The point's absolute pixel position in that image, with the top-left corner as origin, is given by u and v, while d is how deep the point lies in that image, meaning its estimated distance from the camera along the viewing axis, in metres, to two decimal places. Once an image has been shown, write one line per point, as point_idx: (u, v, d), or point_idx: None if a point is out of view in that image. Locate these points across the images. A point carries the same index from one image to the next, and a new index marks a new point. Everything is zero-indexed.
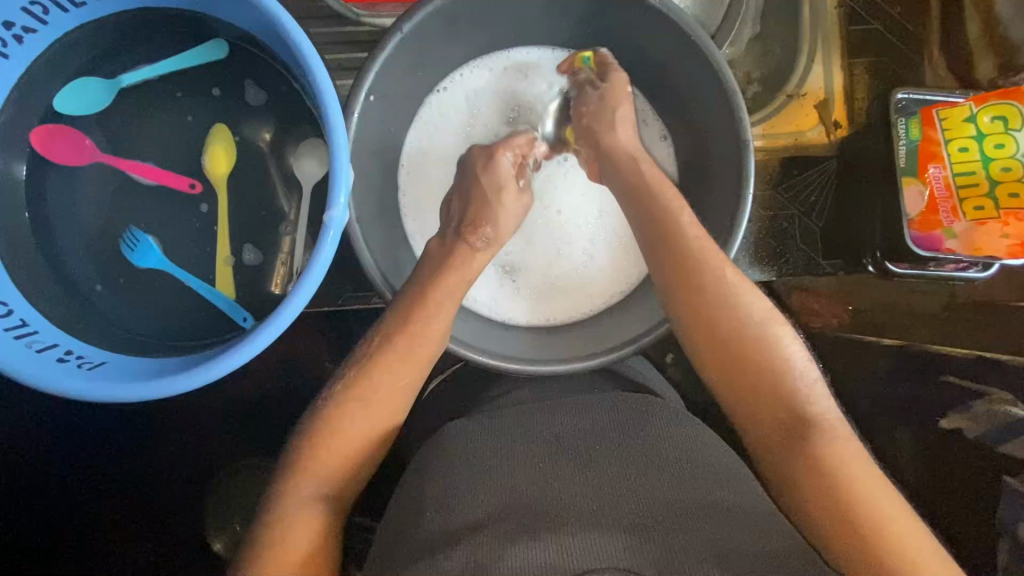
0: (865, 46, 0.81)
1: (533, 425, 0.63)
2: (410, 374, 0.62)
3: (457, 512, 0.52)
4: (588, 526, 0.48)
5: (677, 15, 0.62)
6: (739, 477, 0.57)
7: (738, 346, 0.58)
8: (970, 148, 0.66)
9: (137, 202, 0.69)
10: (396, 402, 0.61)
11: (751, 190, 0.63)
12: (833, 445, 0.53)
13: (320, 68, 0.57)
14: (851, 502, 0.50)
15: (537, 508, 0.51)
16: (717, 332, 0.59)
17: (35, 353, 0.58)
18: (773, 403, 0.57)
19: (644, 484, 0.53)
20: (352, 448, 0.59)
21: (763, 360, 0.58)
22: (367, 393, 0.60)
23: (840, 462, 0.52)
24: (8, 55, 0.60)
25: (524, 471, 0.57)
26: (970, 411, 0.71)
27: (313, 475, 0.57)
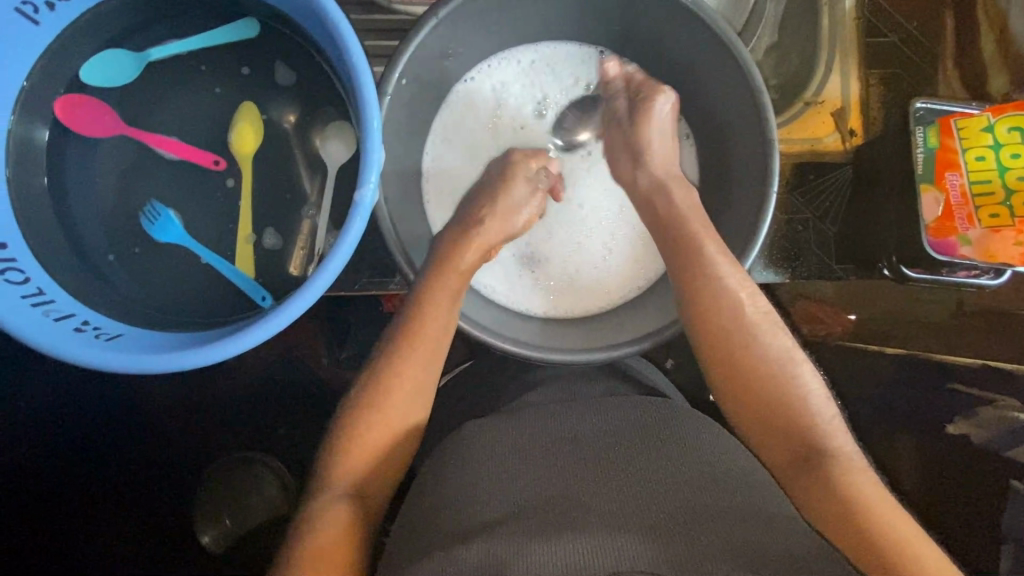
0: (882, 57, 0.83)
1: (553, 425, 0.63)
2: (427, 364, 0.62)
3: (476, 508, 0.53)
4: (610, 530, 0.48)
5: (707, 15, 0.63)
6: (762, 486, 0.55)
7: (757, 373, 0.60)
8: (987, 157, 0.69)
9: (159, 175, 0.69)
10: (417, 391, 0.61)
11: (774, 187, 0.64)
12: (845, 470, 0.55)
13: (356, 47, 0.57)
14: (865, 523, 0.50)
15: (558, 508, 0.51)
16: (738, 359, 0.61)
17: (52, 322, 0.57)
18: (787, 427, 0.59)
19: (666, 490, 0.53)
20: (382, 441, 0.59)
21: (786, 391, 0.59)
22: (397, 385, 0.60)
23: (853, 485, 0.54)
24: (38, 22, 0.60)
25: (544, 475, 0.56)
26: (977, 417, 0.77)
27: (347, 472, 0.57)
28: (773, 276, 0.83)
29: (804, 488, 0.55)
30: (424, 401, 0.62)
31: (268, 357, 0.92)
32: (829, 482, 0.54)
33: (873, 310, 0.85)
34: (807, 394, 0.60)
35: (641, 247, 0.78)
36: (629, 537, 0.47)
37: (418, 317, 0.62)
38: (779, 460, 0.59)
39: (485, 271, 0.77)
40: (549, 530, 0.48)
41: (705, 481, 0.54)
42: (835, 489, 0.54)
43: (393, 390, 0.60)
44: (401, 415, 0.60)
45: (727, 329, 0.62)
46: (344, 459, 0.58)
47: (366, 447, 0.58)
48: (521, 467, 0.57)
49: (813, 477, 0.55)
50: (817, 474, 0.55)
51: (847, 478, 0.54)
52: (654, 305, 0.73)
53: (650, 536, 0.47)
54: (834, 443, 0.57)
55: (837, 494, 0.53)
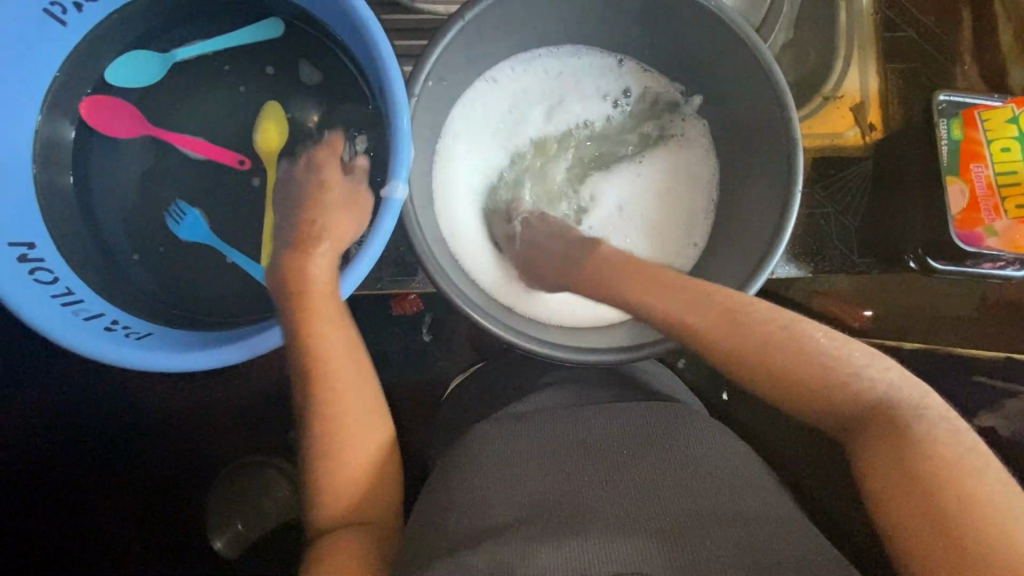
0: (901, 52, 0.83)
1: (561, 427, 0.63)
2: (359, 379, 0.59)
3: (493, 512, 0.54)
4: (613, 532, 0.50)
5: (728, 16, 0.64)
6: (764, 489, 0.56)
7: (781, 356, 0.55)
8: (1012, 148, 0.70)
9: (182, 174, 0.69)
10: (364, 412, 0.58)
11: (799, 186, 0.65)
12: (903, 431, 0.50)
13: (386, 48, 0.58)
14: (938, 491, 0.46)
15: (563, 509, 0.53)
16: (755, 345, 0.56)
17: (82, 321, 0.57)
18: (826, 399, 0.54)
19: (677, 493, 0.54)
20: (358, 454, 0.57)
21: (814, 364, 0.54)
22: (343, 416, 0.57)
23: (920, 446, 0.49)
24: (65, 22, 0.60)
25: (547, 480, 0.56)
26: (1004, 410, 0.75)
27: (334, 501, 0.56)
28: (796, 270, 0.82)
29: (867, 462, 0.51)
30: (379, 415, 0.60)
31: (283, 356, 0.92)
32: (892, 452, 0.49)
33: (894, 305, 0.86)
34: (836, 354, 0.55)
35: (658, 247, 0.79)
36: (633, 540, 0.49)
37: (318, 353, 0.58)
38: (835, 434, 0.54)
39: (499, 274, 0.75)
40: (555, 531, 0.50)
41: (718, 481, 0.55)
42: (901, 457, 0.49)
43: (340, 421, 0.57)
44: (358, 435, 0.58)
45: (721, 333, 0.56)
46: (326, 498, 0.56)
47: (342, 468, 0.57)
48: (526, 472, 0.58)
49: (873, 448, 0.51)
50: (879, 442, 0.51)
51: (912, 437, 0.50)
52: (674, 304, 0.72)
53: (656, 541, 0.49)
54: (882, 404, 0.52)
55: (905, 464, 0.48)
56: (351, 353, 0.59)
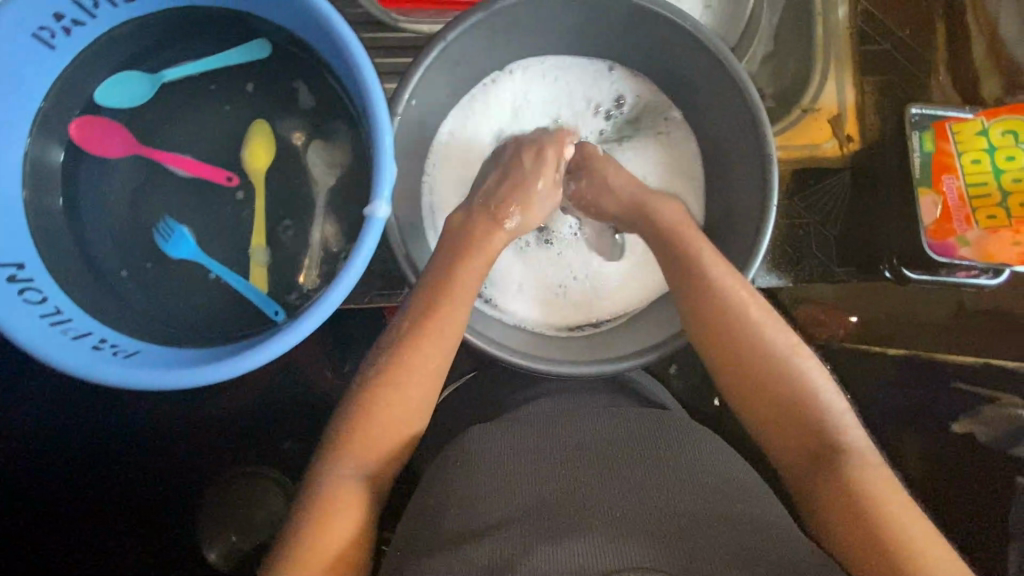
0: (875, 64, 0.85)
1: (555, 432, 0.63)
2: (434, 378, 0.63)
3: (479, 513, 0.53)
4: (607, 528, 0.49)
5: (701, 33, 0.65)
6: (756, 495, 0.57)
7: (761, 372, 0.61)
8: (982, 160, 0.71)
9: (170, 192, 0.70)
10: (420, 400, 0.62)
11: (773, 202, 0.66)
12: (860, 467, 0.55)
13: (368, 67, 0.59)
14: (876, 522, 0.51)
15: (558, 506, 0.53)
16: (739, 360, 0.62)
17: (71, 340, 0.58)
18: (797, 424, 0.59)
19: (666, 492, 0.54)
20: (390, 437, 0.61)
21: (789, 386, 0.60)
22: (403, 392, 0.61)
23: (873, 486, 0.54)
24: (54, 47, 0.61)
25: (543, 479, 0.57)
26: (982, 415, 0.74)
27: (357, 466, 0.58)
28: (775, 279, 0.84)
29: (819, 487, 0.56)
30: (422, 412, 0.63)
31: (276, 369, 0.93)
32: (844, 482, 0.55)
33: (877, 310, 0.90)
34: (819, 389, 0.60)
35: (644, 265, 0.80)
36: (630, 538, 0.49)
37: (413, 335, 0.62)
38: (792, 458, 0.59)
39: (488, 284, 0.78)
40: (554, 529, 0.50)
41: (704, 483, 0.56)
42: (854, 490, 0.54)
43: (397, 395, 0.61)
44: (406, 413, 0.61)
45: (743, 333, 0.62)
46: (353, 455, 0.59)
47: (372, 440, 0.60)
48: (521, 471, 0.58)
49: (826, 476, 0.56)
50: (833, 473, 0.56)
51: (863, 473, 0.55)
52: (655, 316, 0.74)
53: (653, 536, 0.49)
54: (851, 443, 0.57)
55: (853, 494, 0.54)
56: (426, 344, 0.62)
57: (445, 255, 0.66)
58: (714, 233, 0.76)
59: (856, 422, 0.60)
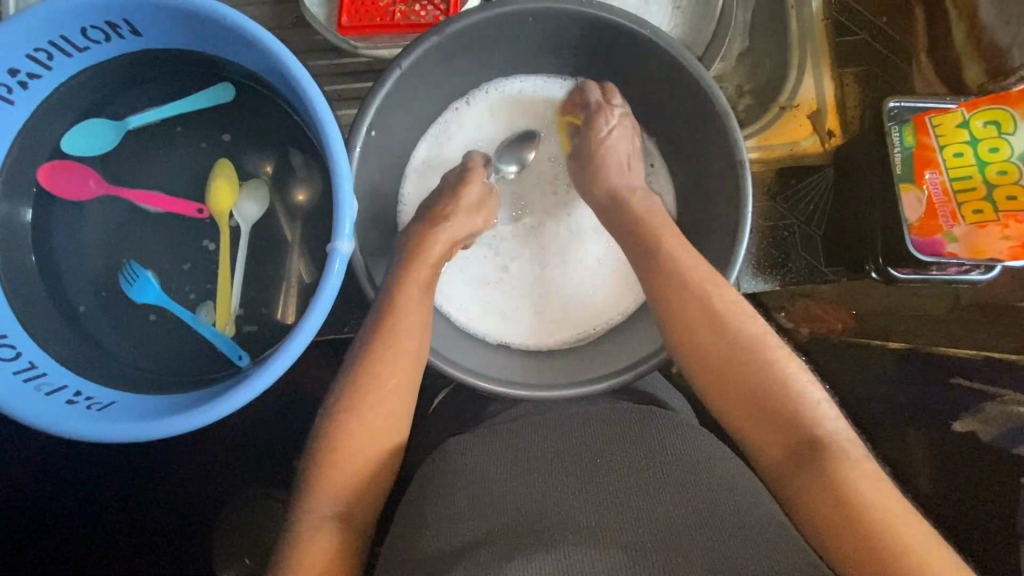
0: (853, 54, 0.84)
1: (533, 445, 0.60)
2: (397, 400, 0.61)
3: (457, 543, 0.50)
4: (591, 552, 0.46)
5: (664, 40, 0.64)
6: (747, 492, 0.54)
7: (737, 368, 0.56)
8: (965, 153, 0.67)
9: (141, 233, 0.70)
10: (384, 430, 0.60)
11: (750, 207, 0.65)
12: (845, 462, 0.51)
13: (322, 103, 0.58)
14: (867, 527, 0.47)
15: (540, 529, 0.49)
16: (714, 356, 0.58)
17: (45, 396, 0.58)
18: (777, 419, 0.54)
19: (648, 506, 0.51)
20: (362, 466, 0.58)
21: (765, 379, 0.55)
22: (365, 424, 0.59)
23: (860, 486, 0.49)
24: (13, 101, 0.61)
25: (524, 496, 0.54)
26: (982, 412, 0.70)
27: (331, 497, 0.55)
28: (763, 283, 0.86)
29: (805, 487, 0.51)
30: (393, 434, 0.60)
31: (264, 400, 0.93)
32: (828, 482, 0.50)
33: (873, 306, 0.87)
34: (794, 380, 0.56)
35: (609, 276, 0.80)
36: (610, 561, 0.46)
37: (366, 367, 0.61)
38: (774, 456, 0.54)
39: (471, 308, 0.78)
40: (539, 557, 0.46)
41: (694, 497, 0.52)
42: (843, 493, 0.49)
43: (359, 430, 0.58)
44: (372, 450, 0.59)
45: (712, 333, 0.59)
46: (321, 488, 0.56)
47: (335, 475, 0.56)
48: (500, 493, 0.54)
49: (812, 476, 0.51)
50: (819, 470, 0.51)
51: (852, 471, 0.50)
52: (630, 336, 0.73)
53: (636, 562, 0.46)
54: (832, 435, 0.53)
55: (838, 495, 0.49)
56: (382, 363, 0.61)
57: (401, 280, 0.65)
58: (694, 241, 0.74)
59: (834, 408, 0.55)
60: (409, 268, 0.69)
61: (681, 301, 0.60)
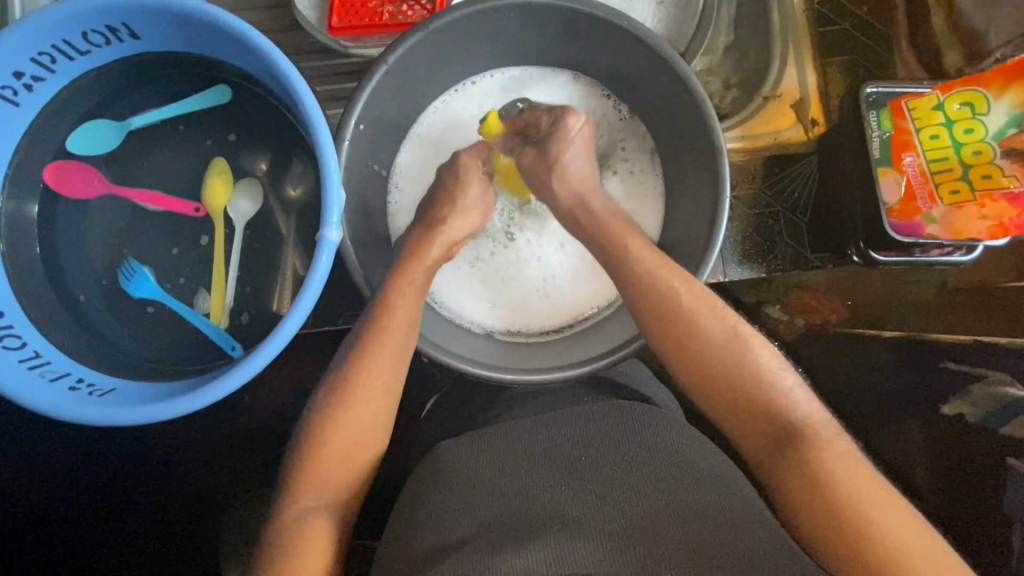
0: (835, 44, 0.86)
1: (518, 438, 0.60)
2: (382, 400, 0.61)
3: (442, 529, 0.51)
4: (571, 536, 0.47)
5: (643, 33, 0.66)
6: (723, 482, 0.54)
7: (711, 358, 0.57)
8: (941, 135, 0.68)
9: (142, 229, 0.73)
10: (377, 419, 0.61)
11: (729, 192, 0.66)
12: (824, 450, 0.51)
13: (309, 97, 0.60)
14: (840, 514, 0.47)
15: (524, 516, 0.50)
16: (690, 347, 0.58)
17: (48, 382, 0.61)
18: (756, 408, 0.55)
19: (627, 490, 0.52)
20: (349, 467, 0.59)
21: (738, 369, 0.57)
22: (359, 412, 0.60)
23: (836, 468, 0.50)
24: (19, 103, 0.64)
25: (509, 484, 0.55)
26: (970, 395, 0.69)
27: (318, 494, 0.57)
28: (749, 270, 0.87)
29: (783, 472, 0.52)
30: (380, 434, 0.61)
31: (264, 393, 0.95)
32: (805, 466, 0.50)
33: (870, 295, 0.87)
34: (769, 371, 0.57)
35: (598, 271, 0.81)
36: (590, 545, 0.46)
37: (357, 355, 0.62)
38: (753, 444, 0.55)
39: (464, 303, 0.80)
40: (521, 540, 0.47)
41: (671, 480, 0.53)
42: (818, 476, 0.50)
43: (352, 418, 0.60)
44: (362, 445, 0.60)
45: (688, 319, 0.60)
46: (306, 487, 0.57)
47: (322, 468, 0.58)
48: (486, 483, 0.55)
49: (788, 461, 0.52)
50: (793, 458, 0.51)
51: (828, 455, 0.51)
52: (614, 323, 0.74)
53: (615, 543, 0.47)
54: (808, 420, 0.54)
55: (815, 479, 0.49)
56: (370, 362, 0.61)
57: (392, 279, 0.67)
58: (677, 229, 0.76)
59: (809, 394, 0.56)
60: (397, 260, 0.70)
61: (658, 292, 0.62)
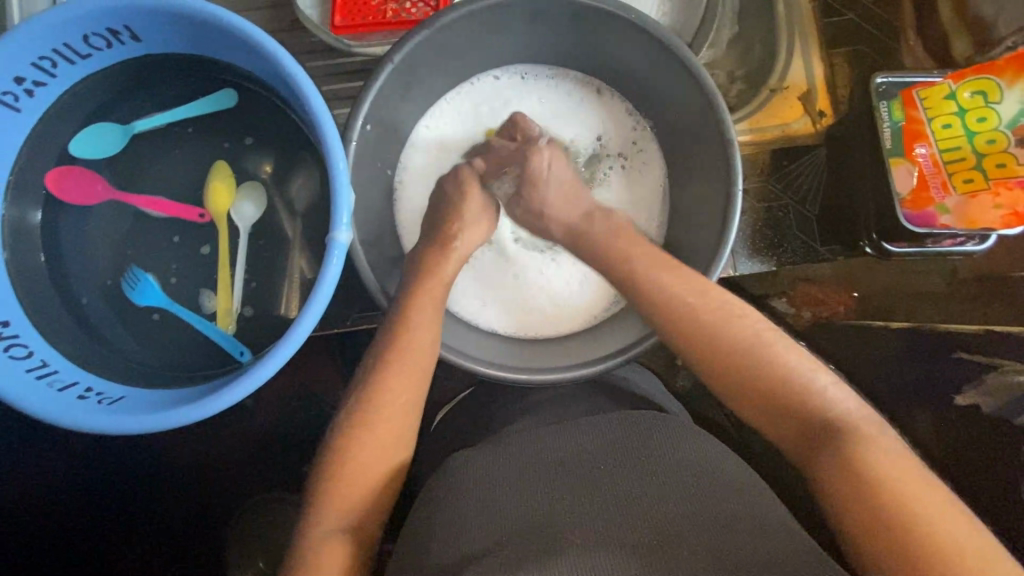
0: (841, 35, 0.86)
1: (538, 447, 0.59)
2: (405, 412, 0.61)
3: (462, 541, 0.50)
4: (591, 546, 0.47)
5: (651, 27, 0.65)
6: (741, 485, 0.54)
7: (742, 358, 0.57)
8: (953, 124, 0.68)
9: (147, 234, 0.72)
10: (393, 425, 0.60)
11: (740, 185, 0.65)
12: (861, 444, 0.50)
13: (316, 98, 0.59)
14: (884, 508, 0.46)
15: (543, 525, 0.50)
16: (715, 345, 0.59)
17: (57, 392, 0.60)
18: (786, 408, 0.55)
19: (647, 496, 0.51)
20: (368, 480, 0.58)
21: (762, 363, 0.57)
22: (381, 419, 0.59)
23: (877, 465, 0.48)
24: (20, 108, 0.63)
25: (530, 493, 0.54)
26: (983, 385, 0.66)
27: (341, 509, 0.56)
28: (759, 264, 0.87)
29: (821, 471, 0.51)
30: (401, 447, 0.60)
31: (272, 399, 0.94)
32: (842, 462, 0.50)
33: (876, 285, 0.89)
34: (799, 366, 0.57)
35: None
36: (611, 555, 0.46)
37: (378, 372, 0.61)
38: (788, 442, 0.55)
39: (479, 301, 0.80)
40: (544, 548, 0.47)
41: (692, 487, 0.52)
42: (858, 473, 0.49)
43: (377, 425, 0.59)
44: (386, 458, 0.59)
45: (710, 322, 0.60)
46: (332, 501, 0.56)
47: (343, 481, 0.57)
48: (506, 493, 0.54)
49: (826, 459, 0.51)
50: (831, 455, 0.51)
51: (869, 450, 0.50)
52: (626, 319, 0.74)
53: (637, 553, 0.46)
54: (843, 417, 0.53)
55: (854, 476, 0.49)
56: (392, 376, 0.61)
57: (413, 288, 0.67)
58: (686, 223, 0.75)
59: (842, 390, 0.55)
60: (412, 268, 0.70)
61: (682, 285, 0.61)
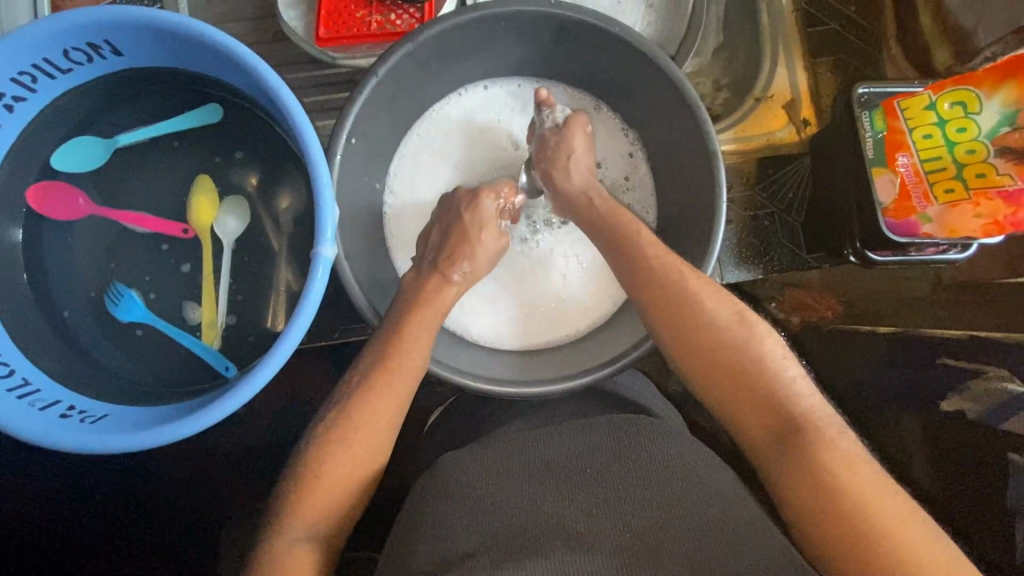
0: (824, 45, 0.87)
1: (523, 453, 0.59)
2: (387, 422, 0.60)
3: (446, 544, 0.50)
4: (576, 549, 0.46)
5: (632, 38, 0.66)
6: (729, 494, 0.54)
7: (719, 355, 0.57)
8: (933, 134, 0.68)
9: (132, 250, 0.71)
10: (378, 437, 0.60)
11: (724, 194, 0.66)
12: (823, 442, 0.50)
13: (298, 111, 0.59)
14: (848, 505, 0.46)
15: (528, 529, 0.49)
16: (697, 348, 0.58)
17: (38, 411, 0.59)
18: (759, 402, 0.54)
19: (633, 503, 0.51)
20: (347, 490, 0.57)
21: (741, 361, 0.56)
22: (364, 429, 0.59)
23: (837, 465, 0.48)
24: (0, 124, 0.62)
25: (516, 495, 0.54)
26: (970, 390, 0.66)
27: (311, 518, 0.55)
28: (745, 273, 0.88)
29: (782, 466, 0.51)
30: (377, 456, 0.60)
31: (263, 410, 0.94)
32: (804, 460, 0.49)
33: (862, 290, 0.90)
34: (772, 359, 0.56)
35: (599, 274, 0.82)
36: (597, 558, 0.46)
37: (365, 383, 0.61)
38: (754, 435, 0.54)
39: (469, 312, 0.80)
40: (529, 551, 0.47)
41: (679, 494, 0.52)
42: (820, 472, 0.48)
43: (359, 436, 0.59)
44: (364, 467, 0.59)
45: (697, 326, 0.59)
46: (299, 510, 0.55)
47: (324, 493, 0.56)
48: (491, 496, 0.54)
49: (789, 455, 0.50)
50: (795, 452, 0.50)
51: (830, 449, 0.49)
52: (617, 329, 0.74)
53: (623, 558, 0.46)
54: (809, 413, 0.52)
55: (815, 476, 0.48)
56: (377, 387, 0.61)
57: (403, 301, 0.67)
58: (673, 231, 0.76)
59: (810, 387, 0.55)
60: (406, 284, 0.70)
61: (667, 293, 0.61)
